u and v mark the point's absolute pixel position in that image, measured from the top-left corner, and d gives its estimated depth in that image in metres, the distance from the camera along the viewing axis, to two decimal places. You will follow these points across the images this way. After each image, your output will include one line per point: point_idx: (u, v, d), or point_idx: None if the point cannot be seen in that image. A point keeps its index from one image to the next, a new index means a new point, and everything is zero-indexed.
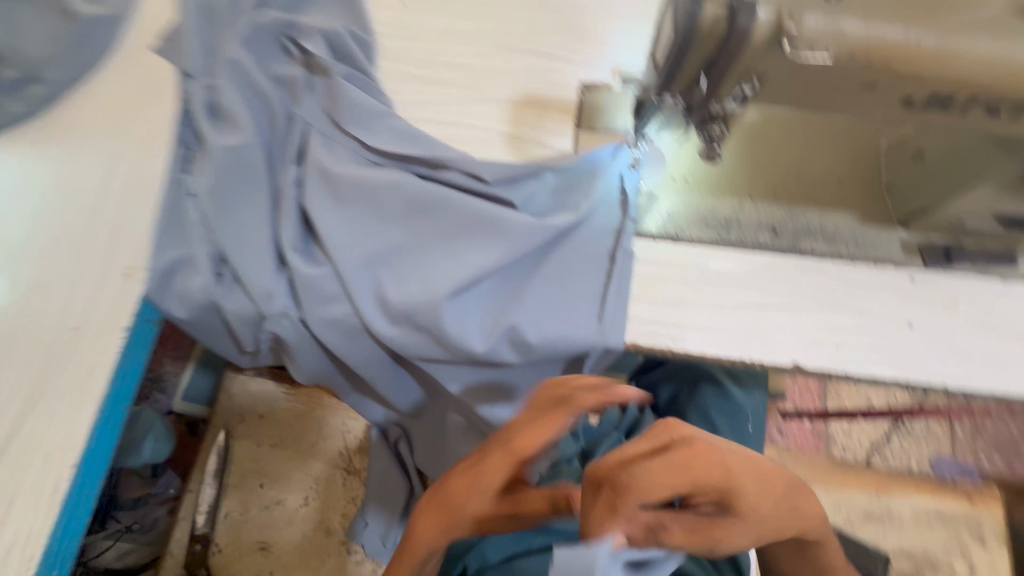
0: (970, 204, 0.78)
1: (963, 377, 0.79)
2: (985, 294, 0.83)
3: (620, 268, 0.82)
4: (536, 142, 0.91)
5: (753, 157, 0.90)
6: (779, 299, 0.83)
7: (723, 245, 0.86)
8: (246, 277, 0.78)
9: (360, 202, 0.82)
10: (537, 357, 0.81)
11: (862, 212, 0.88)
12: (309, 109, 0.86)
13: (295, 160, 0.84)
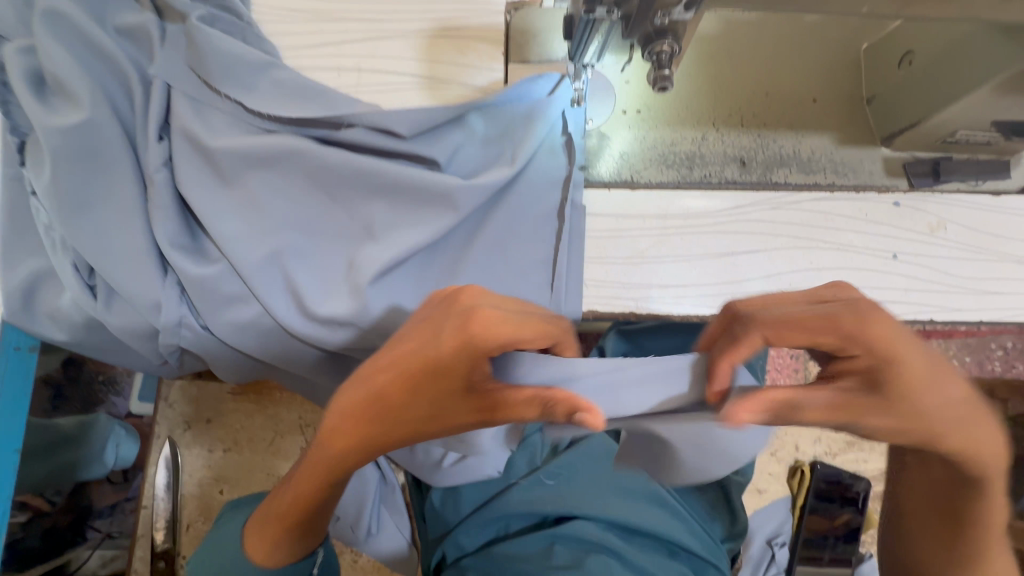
0: (966, 114, 0.66)
1: (950, 307, 0.72)
2: (975, 212, 0.74)
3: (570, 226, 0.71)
4: (459, 83, 0.76)
5: (715, 77, 0.77)
6: (751, 242, 0.74)
7: (686, 186, 0.75)
8: (124, 286, 0.65)
9: (251, 179, 0.68)
10: None
11: (840, 132, 0.76)
12: (168, 68, 0.69)
13: (161, 135, 0.68)
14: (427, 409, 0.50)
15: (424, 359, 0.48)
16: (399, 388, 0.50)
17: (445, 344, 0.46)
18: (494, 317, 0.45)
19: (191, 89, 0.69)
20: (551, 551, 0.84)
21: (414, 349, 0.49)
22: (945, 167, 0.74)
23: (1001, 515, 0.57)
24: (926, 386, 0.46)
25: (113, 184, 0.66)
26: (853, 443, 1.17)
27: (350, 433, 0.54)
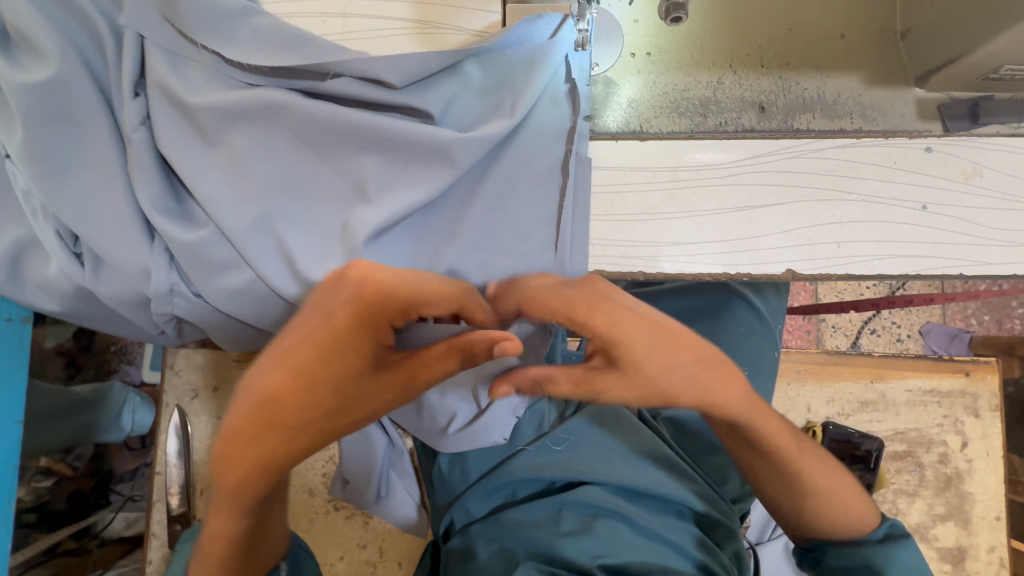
0: (1013, 48, 0.60)
1: (981, 260, 0.68)
2: (1014, 157, 0.69)
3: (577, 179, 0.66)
4: (454, 27, 0.70)
5: (733, 13, 0.70)
6: (770, 195, 0.69)
7: (699, 135, 0.69)
8: (110, 253, 0.63)
9: (235, 137, 0.64)
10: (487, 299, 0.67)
11: (870, 71, 0.70)
12: (139, 17, 0.64)
13: (137, 91, 0.64)
14: (311, 398, 0.54)
15: (348, 340, 0.54)
16: (311, 372, 0.53)
17: (340, 331, 0.54)
18: (390, 282, 0.56)
19: (165, 40, 0.64)
20: (559, 517, 0.84)
21: (342, 333, 0.54)
22: (984, 108, 0.68)
23: (837, 480, 0.71)
24: (652, 356, 0.57)
25: (90, 145, 0.63)
26: (866, 403, 1.15)
27: (274, 428, 0.53)
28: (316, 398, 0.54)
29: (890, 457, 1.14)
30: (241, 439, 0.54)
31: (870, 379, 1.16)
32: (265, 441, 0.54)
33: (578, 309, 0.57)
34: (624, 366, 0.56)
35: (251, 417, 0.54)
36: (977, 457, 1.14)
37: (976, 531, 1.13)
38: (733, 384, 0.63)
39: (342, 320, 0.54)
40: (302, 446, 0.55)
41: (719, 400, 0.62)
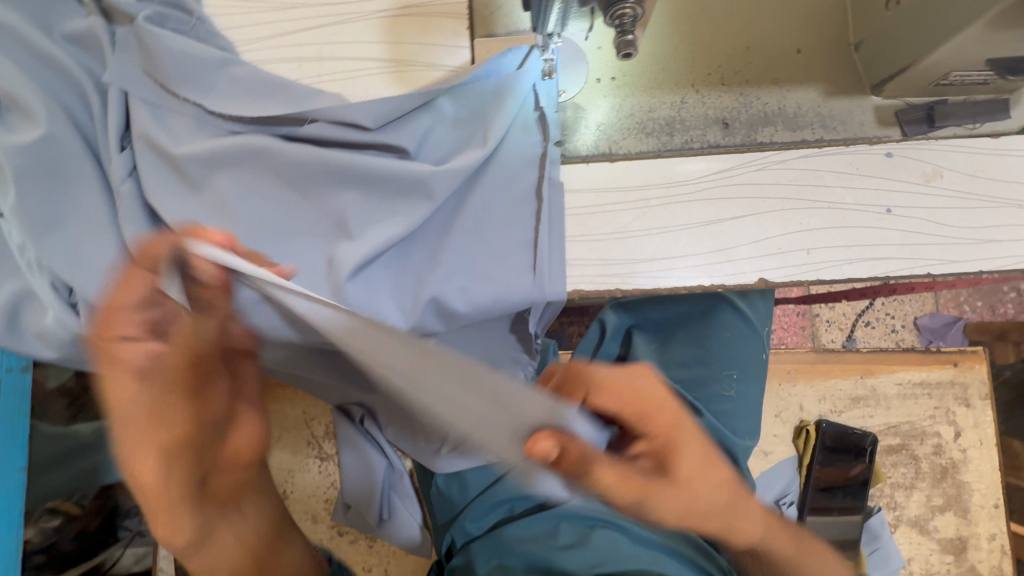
0: (957, 57, 0.62)
1: (947, 258, 0.70)
2: (971, 156, 0.71)
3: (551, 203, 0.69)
4: (425, 63, 0.73)
5: (691, 35, 0.73)
6: (739, 208, 0.71)
7: (667, 154, 0.72)
8: (103, 301, 0.65)
9: (217, 183, 0.66)
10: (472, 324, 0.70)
11: (828, 83, 0.72)
12: (122, 74, 0.66)
13: (122, 145, 0.67)
14: (164, 395, 0.58)
15: (141, 349, 0.56)
16: (159, 365, 0.58)
17: (173, 325, 0.56)
18: (184, 298, 0.53)
19: (148, 94, 0.67)
20: (557, 531, 0.86)
21: (176, 325, 0.57)
22: (940, 112, 0.71)
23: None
24: (697, 472, 0.61)
25: (81, 199, 0.65)
26: (858, 399, 1.16)
27: (159, 432, 0.58)
28: (175, 391, 0.58)
29: (885, 451, 1.15)
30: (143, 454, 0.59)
31: (860, 375, 1.17)
32: (160, 454, 0.59)
33: (660, 426, 0.60)
34: (674, 475, 0.59)
35: (151, 390, 0.58)
36: (971, 446, 1.15)
37: (976, 520, 1.14)
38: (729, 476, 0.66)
39: (177, 324, 0.56)
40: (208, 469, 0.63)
41: (727, 519, 0.66)
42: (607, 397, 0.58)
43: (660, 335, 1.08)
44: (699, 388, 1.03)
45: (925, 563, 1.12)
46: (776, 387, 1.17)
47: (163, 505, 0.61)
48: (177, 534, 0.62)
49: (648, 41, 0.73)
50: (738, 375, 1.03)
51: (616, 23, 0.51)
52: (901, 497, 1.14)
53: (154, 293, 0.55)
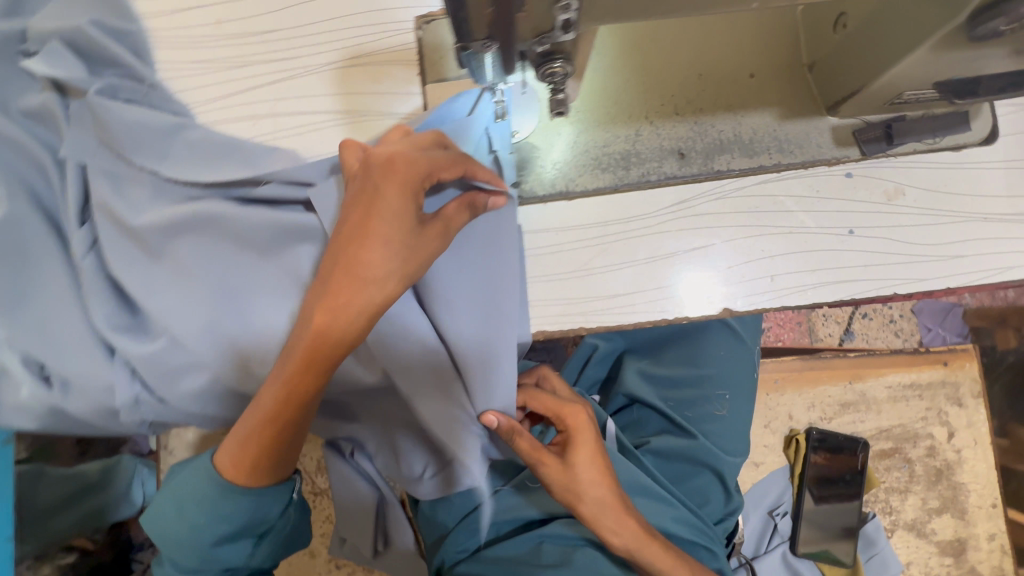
0: (910, 79, 0.61)
1: (913, 277, 0.69)
2: (933, 172, 0.70)
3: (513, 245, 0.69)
4: (378, 113, 0.73)
5: (642, 66, 0.72)
6: (699, 237, 0.71)
7: (624, 189, 0.71)
8: (74, 373, 0.67)
9: (177, 250, 0.67)
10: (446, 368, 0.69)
11: (783, 106, 0.72)
12: (79, 146, 0.67)
13: (82, 218, 0.68)
14: (340, 310, 0.58)
15: (354, 194, 0.60)
16: (327, 275, 0.59)
17: (358, 199, 0.59)
18: (411, 153, 0.59)
19: (103, 164, 0.67)
20: (540, 550, 0.86)
21: (358, 203, 0.59)
22: (897, 129, 0.69)
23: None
24: (586, 460, 0.73)
25: (46, 274, 0.67)
26: (848, 405, 1.15)
27: (303, 346, 0.60)
28: (318, 312, 0.59)
29: (878, 456, 1.14)
30: (275, 381, 0.62)
31: (849, 381, 1.16)
32: (307, 376, 0.61)
33: (574, 423, 0.75)
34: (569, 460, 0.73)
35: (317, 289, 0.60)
36: (965, 446, 1.15)
37: (973, 520, 1.13)
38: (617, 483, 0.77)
39: (391, 138, 0.62)
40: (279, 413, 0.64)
41: (579, 493, 0.73)
42: (533, 403, 0.76)
43: (650, 353, 1.09)
44: (690, 409, 1.05)
45: (924, 566, 1.12)
46: (764, 397, 1.16)
47: (254, 424, 0.64)
48: (250, 461, 0.66)
49: (600, 75, 0.72)
50: (732, 396, 1.05)
51: (548, 82, 0.50)
52: (896, 502, 1.13)
53: (411, 180, 0.58)
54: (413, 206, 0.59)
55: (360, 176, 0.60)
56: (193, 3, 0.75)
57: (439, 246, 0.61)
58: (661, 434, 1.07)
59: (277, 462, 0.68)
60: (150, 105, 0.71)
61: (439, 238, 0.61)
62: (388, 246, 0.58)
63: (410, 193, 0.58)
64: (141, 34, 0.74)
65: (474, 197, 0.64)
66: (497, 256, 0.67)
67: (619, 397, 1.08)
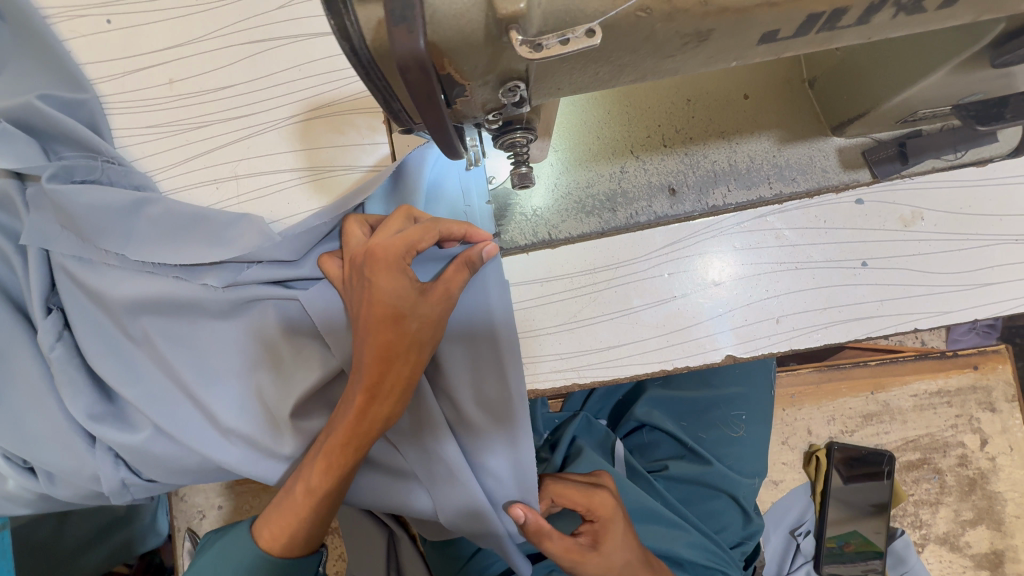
0: (923, 100, 0.54)
1: (938, 309, 0.63)
2: (954, 192, 0.63)
3: (492, 276, 0.62)
4: (343, 167, 0.69)
5: (628, 95, 0.67)
6: (696, 279, 0.65)
7: (612, 232, 0.67)
8: (58, 465, 0.65)
9: (155, 332, 0.66)
10: (458, 426, 0.65)
11: (782, 128, 0.66)
12: (41, 234, 0.64)
13: (49, 306, 0.65)
14: (374, 388, 0.55)
15: (351, 289, 0.57)
16: (359, 354, 0.55)
17: (354, 290, 0.56)
18: (387, 236, 0.54)
19: (70, 248, 0.65)
20: None
21: (357, 297, 0.55)
22: (912, 147, 0.63)
23: None
24: (621, 547, 0.65)
25: (17, 367, 0.65)
26: (870, 416, 1.09)
27: (348, 421, 0.56)
28: (359, 392, 0.55)
29: (905, 468, 1.09)
30: (320, 455, 0.57)
31: (871, 391, 1.10)
32: (352, 451, 0.56)
33: (604, 512, 0.66)
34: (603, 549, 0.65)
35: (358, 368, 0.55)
36: (1000, 453, 1.08)
37: (1011, 531, 1.08)
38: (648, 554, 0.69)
39: (355, 235, 0.59)
40: (330, 489, 0.57)
41: None
42: (560, 499, 0.66)
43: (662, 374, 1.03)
44: (704, 430, 0.98)
45: None
46: (780, 412, 1.11)
47: (302, 495, 0.58)
48: (291, 525, 0.58)
49: (579, 114, 0.67)
50: (748, 416, 0.98)
51: (510, 150, 0.44)
52: (927, 515, 1.08)
53: (397, 260, 0.53)
54: (408, 282, 0.53)
55: (351, 272, 0.56)
56: (142, 63, 0.71)
57: (441, 313, 0.55)
58: (676, 459, 0.99)
59: (326, 525, 0.61)
60: (109, 182, 0.68)
61: (436, 302, 0.55)
62: (396, 329, 0.54)
63: (400, 271, 0.53)
64: (95, 104, 0.70)
65: (471, 257, 0.55)
66: (476, 296, 0.62)
67: (631, 422, 1.00)
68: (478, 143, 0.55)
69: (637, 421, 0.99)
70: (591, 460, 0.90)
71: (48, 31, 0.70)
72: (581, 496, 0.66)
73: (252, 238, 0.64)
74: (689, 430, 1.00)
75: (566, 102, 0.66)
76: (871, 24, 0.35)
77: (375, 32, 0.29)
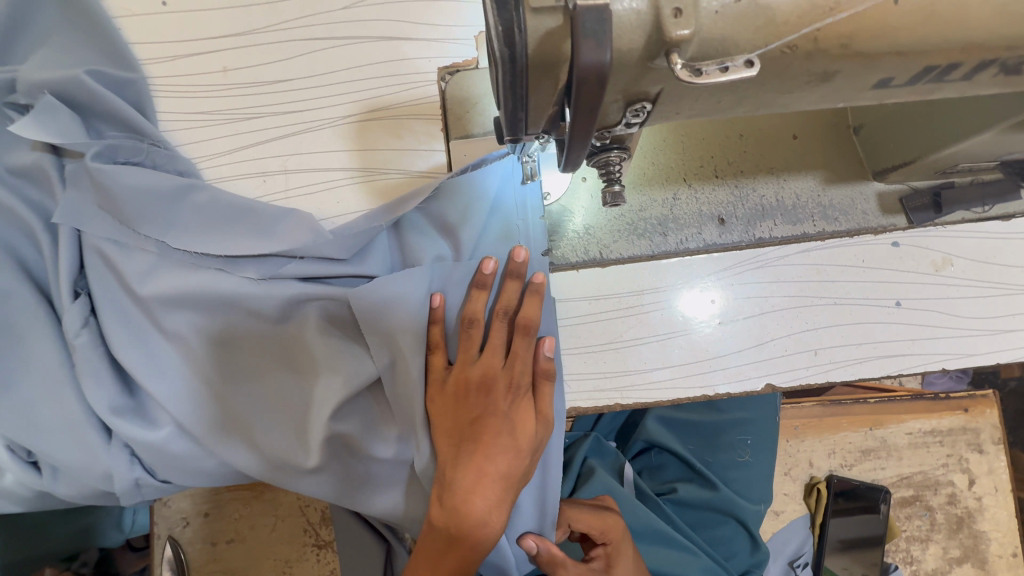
0: (969, 154, 0.57)
1: (963, 352, 0.66)
2: (982, 243, 0.67)
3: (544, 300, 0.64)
4: (397, 171, 0.68)
5: (690, 128, 0.69)
6: (739, 307, 0.67)
7: (662, 256, 0.68)
8: (66, 461, 0.61)
9: (189, 326, 0.63)
10: None
11: (827, 169, 0.69)
12: (75, 212, 0.61)
13: (76, 290, 0.62)
14: (497, 504, 0.56)
15: (448, 407, 0.59)
16: (484, 422, 0.58)
17: (462, 407, 0.59)
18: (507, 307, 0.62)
19: (106, 231, 0.61)
20: None
21: (468, 416, 0.58)
22: (946, 198, 0.67)
23: None
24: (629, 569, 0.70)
25: (32, 353, 0.61)
26: (868, 452, 1.13)
27: (484, 486, 0.56)
28: (489, 460, 0.56)
29: (899, 504, 1.12)
30: (451, 525, 0.56)
31: (869, 427, 1.14)
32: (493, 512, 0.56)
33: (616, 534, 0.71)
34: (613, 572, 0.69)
35: (491, 444, 0.57)
36: (986, 494, 1.13)
37: (993, 570, 1.12)
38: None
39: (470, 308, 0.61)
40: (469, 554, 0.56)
41: None
42: (575, 523, 0.70)
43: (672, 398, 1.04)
44: (711, 454, 0.98)
45: None
46: (783, 443, 1.14)
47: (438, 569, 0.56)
48: None
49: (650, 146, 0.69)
50: (754, 442, 0.98)
51: (601, 169, 0.45)
52: (918, 551, 1.12)
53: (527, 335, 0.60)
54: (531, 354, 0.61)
55: (451, 392, 0.60)
56: (195, 49, 0.70)
57: (552, 429, 0.62)
58: (685, 482, 0.99)
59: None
60: (153, 166, 0.65)
61: (545, 423, 0.61)
62: (517, 451, 0.58)
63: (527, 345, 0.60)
64: (144, 85, 0.67)
65: (550, 362, 0.62)
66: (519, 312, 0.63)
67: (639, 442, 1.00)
68: (539, 158, 0.57)
69: (646, 441, 1.00)
70: (604, 483, 0.90)
71: (101, 7, 0.68)
72: (596, 522, 0.71)
73: (303, 233, 0.63)
74: (697, 453, 1.00)
75: (651, 130, 0.69)
76: (973, 81, 0.37)
77: (540, 43, 0.30)
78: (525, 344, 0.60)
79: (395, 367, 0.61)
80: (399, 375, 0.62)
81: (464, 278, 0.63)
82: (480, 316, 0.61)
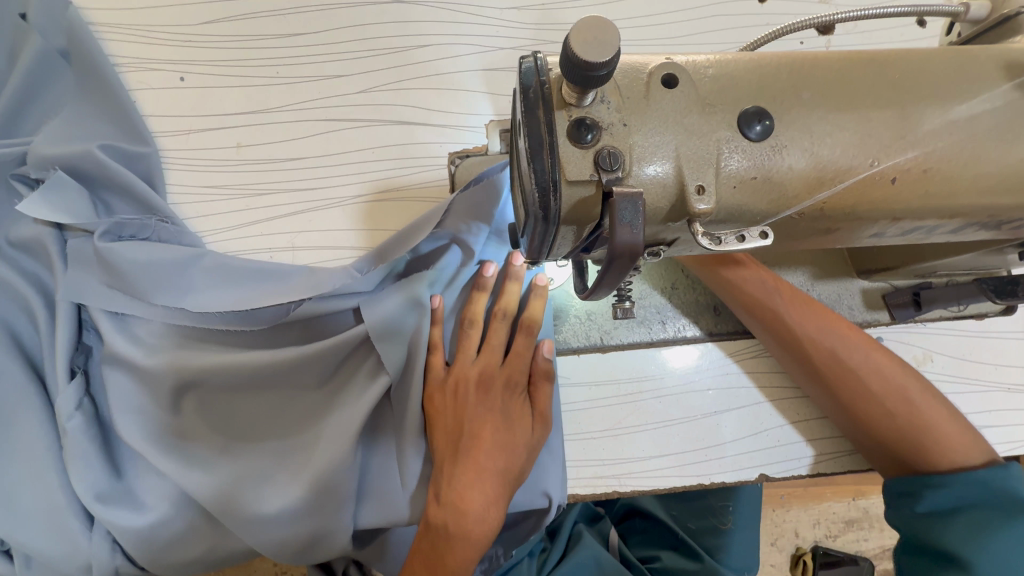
0: (948, 266, 0.61)
1: None
2: (957, 341, 0.71)
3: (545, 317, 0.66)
4: None
5: None
6: (733, 394, 0.69)
7: (661, 343, 0.70)
8: (41, 552, 0.58)
9: (184, 404, 0.61)
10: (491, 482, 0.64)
11: (816, 265, 0.73)
12: (77, 290, 0.60)
13: (72, 369, 0.60)
14: (494, 500, 0.56)
15: (447, 406, 0.59)
16: (481, 415, 0.59)
17: (461, 407, 0.59)
18: (504, 310, 0.62)
19: (106, 307, 0.61)
20: None
21: (467, 415, 0.58)
22: (925, 297, 0.68)
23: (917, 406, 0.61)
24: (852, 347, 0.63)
25: (19, 436, 0.59)
26: (852, 522, 1.14)
27: (484, 476, 0.56)
28: (488, 451, 0.57)
29: None
30: (450, 517, 0.55)
31: (853, 497, 1.16)
32: (491, 505, 0.56)
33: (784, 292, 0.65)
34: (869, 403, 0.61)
35: (490, 436, 0.58)
36: None
37: None
38: (866, 399, 0.61)
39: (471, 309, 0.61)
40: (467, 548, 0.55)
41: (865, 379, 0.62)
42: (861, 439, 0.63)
43: None
44: (694, 520, 0.97)
45: None
46: (770, 512, 1.14)
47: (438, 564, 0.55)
48: None
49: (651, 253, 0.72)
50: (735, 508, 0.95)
51: None
52: None
53: (525, 334, 0.62)
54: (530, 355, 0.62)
55: (450, 391, 0.60)
56: (212, 124, 0.71)
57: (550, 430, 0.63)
58: (669, 551, 0.96)
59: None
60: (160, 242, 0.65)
61: (543, 422, 0.62)
62: (514, 447, 0.59)
63: (525, 345, 0.62)
64: (156, 159, 0.68)
65: (548, 364, 0.63)
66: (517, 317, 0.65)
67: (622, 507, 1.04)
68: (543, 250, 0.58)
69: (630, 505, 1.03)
70: (590, 548, 0.88)
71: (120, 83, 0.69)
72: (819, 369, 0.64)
73: (324, 279, 0.60)
74: (678, 519, 0.99)
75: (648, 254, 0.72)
76: (958, 232, 0.40)
77: (573, 207, 0.32)
78: (523, 343, 0.62)
79: (401, 372, 0.59)
80: (406, 379, 0.60)
81: (464, 280, 0.64)
82: (480, 317, 0.62)
